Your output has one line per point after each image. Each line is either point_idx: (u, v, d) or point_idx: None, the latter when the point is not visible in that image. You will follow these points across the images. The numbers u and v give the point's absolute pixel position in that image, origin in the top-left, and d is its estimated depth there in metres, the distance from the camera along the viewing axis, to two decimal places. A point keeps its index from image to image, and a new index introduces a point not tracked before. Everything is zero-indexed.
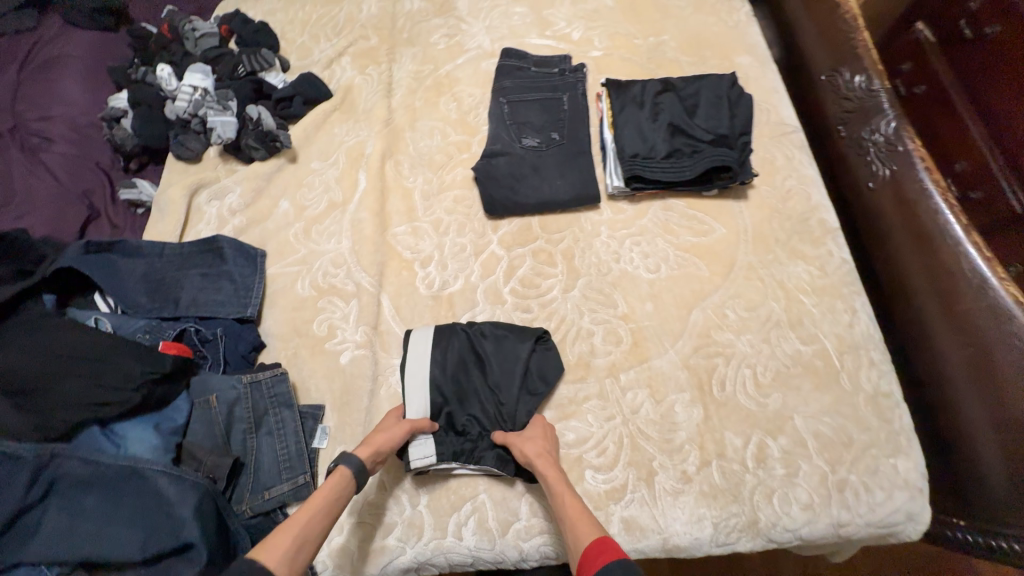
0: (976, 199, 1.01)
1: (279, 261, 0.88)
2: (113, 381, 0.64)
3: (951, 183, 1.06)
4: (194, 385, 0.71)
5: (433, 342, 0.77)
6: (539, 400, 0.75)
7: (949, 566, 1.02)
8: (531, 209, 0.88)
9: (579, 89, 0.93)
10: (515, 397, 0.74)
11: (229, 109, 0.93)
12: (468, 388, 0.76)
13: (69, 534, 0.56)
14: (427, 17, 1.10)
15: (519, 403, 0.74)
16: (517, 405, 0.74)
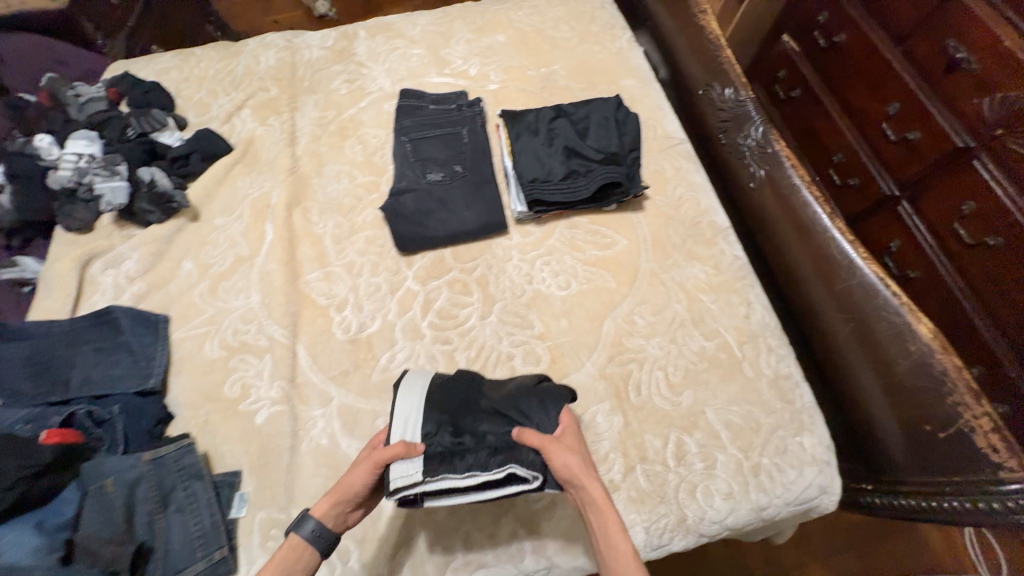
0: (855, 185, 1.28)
1: (184, 324, 0.84)
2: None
3: (834, 172, 1.34)
4: (86, 472, 0.66)
5: (429, 379, 0.70)
6: (562, 406, 0.67)
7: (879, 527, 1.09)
8: (442, 242, 0.89)
9: (477, 122, 0.97)
10: (537, 406, 0.67)
11: (119, 173, 0.89)
12: (481, 411, 0.67)
13: None
14: (327, 65, 1.12)
15: (530, 401, 0.67)
16: (539, 407, 0.67)
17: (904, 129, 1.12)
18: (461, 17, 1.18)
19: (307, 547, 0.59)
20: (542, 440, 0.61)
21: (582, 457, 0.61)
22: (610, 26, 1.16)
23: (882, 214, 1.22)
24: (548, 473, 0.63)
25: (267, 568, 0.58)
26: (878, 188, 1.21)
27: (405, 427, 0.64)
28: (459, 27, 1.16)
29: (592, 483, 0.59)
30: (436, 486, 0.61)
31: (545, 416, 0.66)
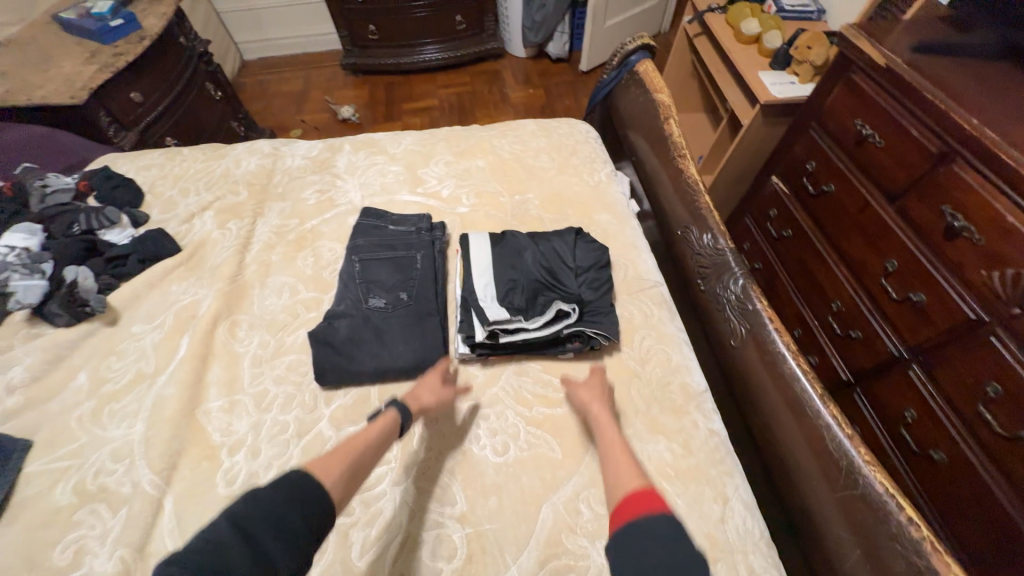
0: (858, 336, 1.16)
1: (45, 454, 0.71)
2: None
3: (836, 320, 1.22)
4: None
5: (491, 244, 0.89)
6: (598, 274, 0.87)
7: None
8: (369, 379, 0.78)
9: (436, 248, 0.92)
10: (576, 270, 0.86)
11: (41, 271, 0.84)
12: (531, 265, 0.86)
13: None
14: (305, 174, 1.13)
15: (566, 250, 0.89)
16: (577, 274, 0.86)
17: (908, 288, 1.02)
18: (445, 139, 1.20)
19: (392, 427, 0.65)
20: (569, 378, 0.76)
21: (596, 392, 0.72)
22: (590, 159, 1.16)
23: (893, 373, 1.07)
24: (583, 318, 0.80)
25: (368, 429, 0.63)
26: (886, 347, 1.08)
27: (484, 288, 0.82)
28: (441, 149, 1.18)
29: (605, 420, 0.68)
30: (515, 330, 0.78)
31: (594, 280, 0.86)
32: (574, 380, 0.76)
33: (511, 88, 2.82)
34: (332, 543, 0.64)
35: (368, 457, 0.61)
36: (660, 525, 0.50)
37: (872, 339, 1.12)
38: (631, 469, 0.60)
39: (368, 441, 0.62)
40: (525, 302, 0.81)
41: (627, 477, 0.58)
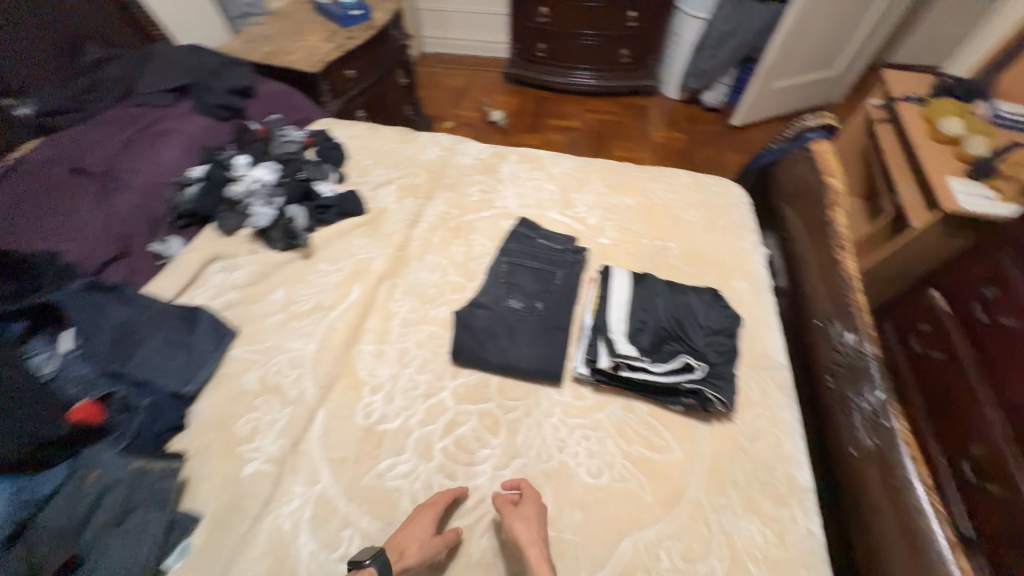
0: (990, 490, 1.00)
1: (245, 344, 0.91)
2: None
3: (967, 465, 1.06)
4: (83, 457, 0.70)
5: (632, 281, 0.93)
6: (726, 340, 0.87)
7: None
8: (493, 368, 0.87)
9: (576, 270, 0.99)
10: (706, 331, 0.87)
11: (273, 204, 1.07)
12: (664, 312, 0.89)
13: None
14: (472, 173, 1.28)
15: (702, 309, 0.90)
16: (707, 334, 0.87)
17: None
18: (600, 172, 1.28)
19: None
20: (503, 507, 0.70)
21: (533, 531, 0.66)
22: (738, 224, 1.16)
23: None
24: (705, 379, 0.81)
25: None
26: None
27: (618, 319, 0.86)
28: (594, 180, 1.26)
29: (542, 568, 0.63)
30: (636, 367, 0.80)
31: (722, 345, 0.86)
32: (512, 504, 0.71)
33: (653, 126, 2.85)
34: None
35: None
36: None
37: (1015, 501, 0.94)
38: None
39: None
40: (649, 345, 0.85)
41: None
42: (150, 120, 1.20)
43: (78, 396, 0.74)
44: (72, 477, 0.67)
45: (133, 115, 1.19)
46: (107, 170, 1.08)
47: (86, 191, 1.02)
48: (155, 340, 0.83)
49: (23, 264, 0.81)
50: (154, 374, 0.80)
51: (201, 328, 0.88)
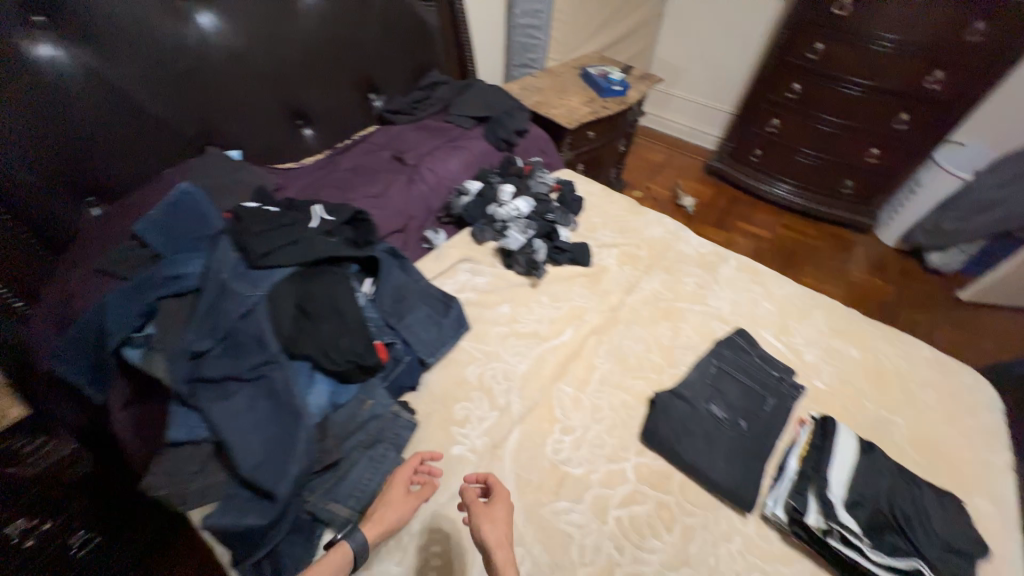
0: None
1: (472, 341, 1.06)
2: (328, 350, 0.82)
3: None
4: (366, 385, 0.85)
5: (859, 448, 0.86)
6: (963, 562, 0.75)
7: None
8: (682, 465, 0.88)
9: (789, 404, 0.96)
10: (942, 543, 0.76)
11: (525, 234, 1.25)
12: (893, 497, 0.80)
13: (235, 419, 0.71)
14: (691, 264, 1.33)
15: (940, 515, 0.79)
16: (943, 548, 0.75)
17: None
18: (825, 309, 1.23)
19: (348, 561, 0.67)
20: (473, 503, 0.73)
21: (501, 536, 0.70)
22: (988, 431, 1.00)
23: None
24: None
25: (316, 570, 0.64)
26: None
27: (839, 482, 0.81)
28: (817, 316, 1.21)
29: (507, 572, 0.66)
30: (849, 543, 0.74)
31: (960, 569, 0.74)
32: (479, 504, 0.74)
33: (854, 266, 2.61)
34: (600, 563, 0.76)
35: None
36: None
37: None
38: None
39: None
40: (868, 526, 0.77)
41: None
42: (452, 136, 1.53)
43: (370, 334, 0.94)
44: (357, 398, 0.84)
45: (444, 130, 1.54)
46: (415, 166, 1.41)
47: (400, 178, 1.36)
48: (420, 311, 1.03)
49: (369, 220, 1.04)
50: (414, 337, 0.98)
51: (450, 313, 1.05)
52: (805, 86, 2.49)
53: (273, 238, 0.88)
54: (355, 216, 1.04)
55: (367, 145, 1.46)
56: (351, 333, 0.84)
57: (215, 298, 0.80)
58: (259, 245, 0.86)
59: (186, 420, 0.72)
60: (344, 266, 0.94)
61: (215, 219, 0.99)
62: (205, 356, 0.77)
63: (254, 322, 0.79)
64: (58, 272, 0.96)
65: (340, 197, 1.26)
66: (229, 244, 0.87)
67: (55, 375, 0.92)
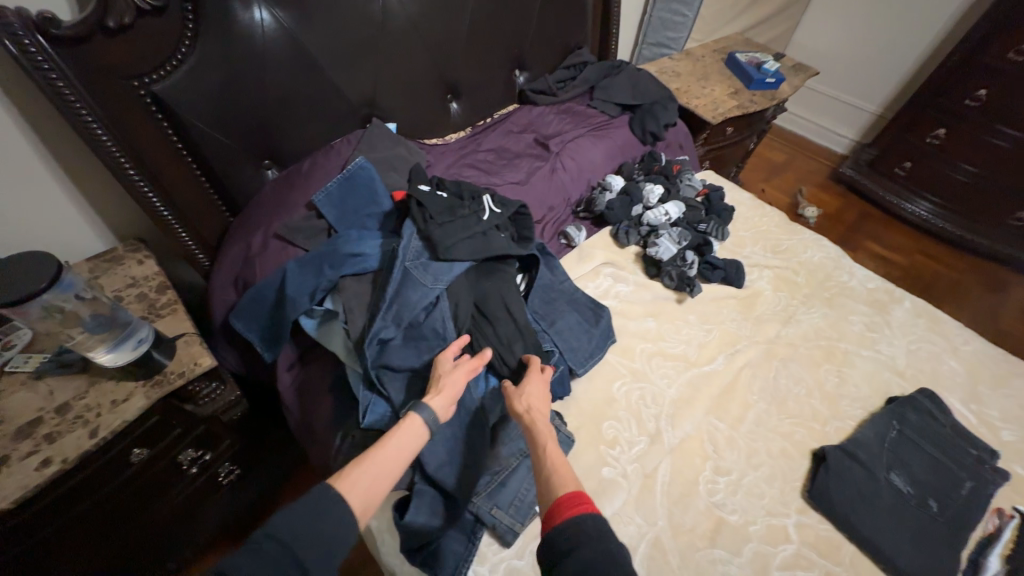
0: None
1: (618, 355, 1.01)
2: (501, 353, 0.84)
3: None
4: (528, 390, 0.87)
5: None
6: None
7: None
8: (856, 538, 0.79)
9: (989, 491, 0.83)
10: None
11: (677, 244, 1.15)
12: None
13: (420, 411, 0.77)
14: (857, 300, 1.18)
15: None
16: None
17: None
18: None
19: (423, 432, 0.63)
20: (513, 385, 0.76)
21: (535, 399, 0.73)
22: None
23: None
24: None
25: (385, 444, 0.60)
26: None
27: None
28: (1016, 385, 1.03)
29: (540, 421, 0.69)
30: None
31: None
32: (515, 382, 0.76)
33: (1007, 311, 2.25)
34: None
35: (398, 460, 0.60)
36: (589, 526, 0.54)
37: None
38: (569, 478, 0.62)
39: (400, 450, 0.61)
40: None
41: (568, 483, 0.60)
42: (595, 124, 1.43)
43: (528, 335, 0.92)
44: None
45: (588, 116, 1.45)
46: (559, 152, 1.33)
47: (544, 165, 1.28)
48: (572, 317, 0.99)
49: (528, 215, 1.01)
50: (567, 344, 0.95)
51: (600, 324, 1.00)
52: (993, 93, 2.08)
53: (453, 230, 0.90)
54: (518, 209, 1.01)
55: (507, 126, 1.40)
56: (522, 338, 0.86)
57: (401, 285, 0.83)
58: (444, 238, 0.87)
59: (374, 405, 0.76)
60: (508, 265, 0.94)
61: (382, 197, 0.99)
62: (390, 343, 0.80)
63: (437, 315, 0.84)
64: (237, 234, 1.01)
65: (486, 182, 1.22)
66: (412, 231, 0.89)
67: (233, 328, 0.99)
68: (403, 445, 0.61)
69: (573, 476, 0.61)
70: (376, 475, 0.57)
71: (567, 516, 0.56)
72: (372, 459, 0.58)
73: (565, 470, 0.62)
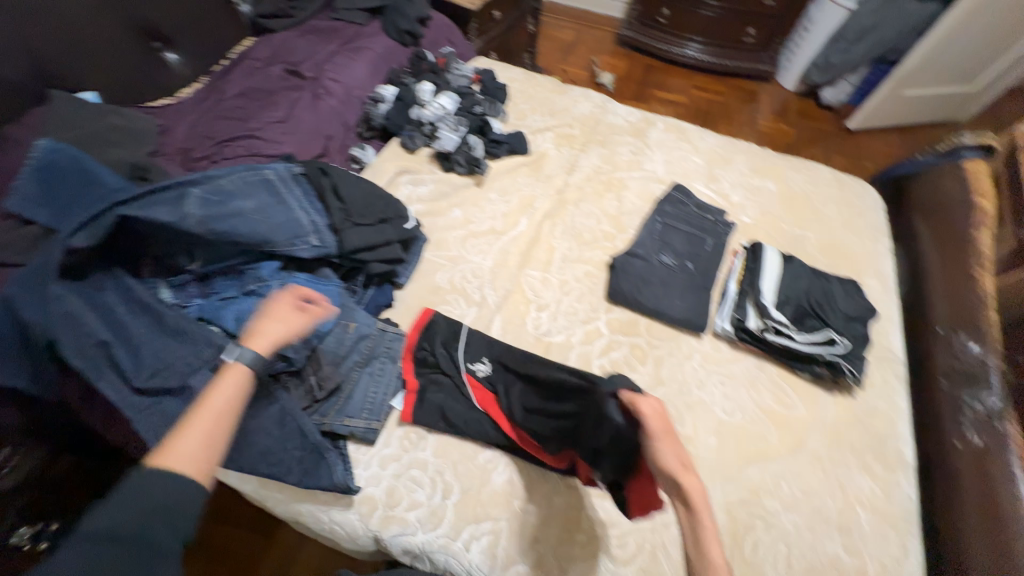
0: None
1: (434, 250, 1.06)
2: None
3: None
4: (334, 338, 0.81)
5: (781, 261, 1.02)
6: (860, 326, 0.95)
7: None
8: (645, 311, 1.00)
9: (723, 240, 1.09)
10: (846, 319, 0.95)
11: (458, 131, 1.20)
12: (816, 297, 0.97)
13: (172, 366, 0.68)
14: (622, 134, 1.35)
15: (837, 290, 0.99)
16: (847, 318, 0.95)
17: None
18: (744, 154, 1.33)
19: (246, 373, 0.59)
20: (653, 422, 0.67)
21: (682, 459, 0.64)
22: (876, 229, 1.20)
23: None
24: (845, 352, 0.90)
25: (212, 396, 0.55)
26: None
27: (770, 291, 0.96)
28: (738, 160, 1.32)
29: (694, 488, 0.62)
30: (790, 342, 0.91)
31: (857, 329, 0.94)
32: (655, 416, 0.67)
33: (760, 114, 2.78)
34: None
35: (229, 417, 0.55)
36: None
37: None
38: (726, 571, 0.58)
39: (224, 402, 0.56)
40: (795, 318, 0.95)
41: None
42: (347, 36, 1.35)
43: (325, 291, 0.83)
44: (336, 321, 0.82)
45: (337, 30, 1.36)
46: (316, 76, 1.24)
47: (303, 95, 1.20)
48: (370, 222, 0.87)
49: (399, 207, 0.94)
50: (360, 246, 0.85)
51: (405, 223, 0.93)
52: None
53: (350, 199, 0.86)
54: (394, 203, 0.94)
55: (250, 63, 1.25)
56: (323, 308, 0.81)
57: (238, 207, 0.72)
58: (340, 199, 0.84)
59: (148, 419, 0.65)
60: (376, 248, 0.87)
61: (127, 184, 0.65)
62: (145, 342, 0.67)
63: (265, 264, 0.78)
64: None
65: (242, 129, 1.11)
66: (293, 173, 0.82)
67: None
68: (232, 402, 0.57)
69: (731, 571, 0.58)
70: (205, 439, 0.52)
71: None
72: (196, 423, 0.52)
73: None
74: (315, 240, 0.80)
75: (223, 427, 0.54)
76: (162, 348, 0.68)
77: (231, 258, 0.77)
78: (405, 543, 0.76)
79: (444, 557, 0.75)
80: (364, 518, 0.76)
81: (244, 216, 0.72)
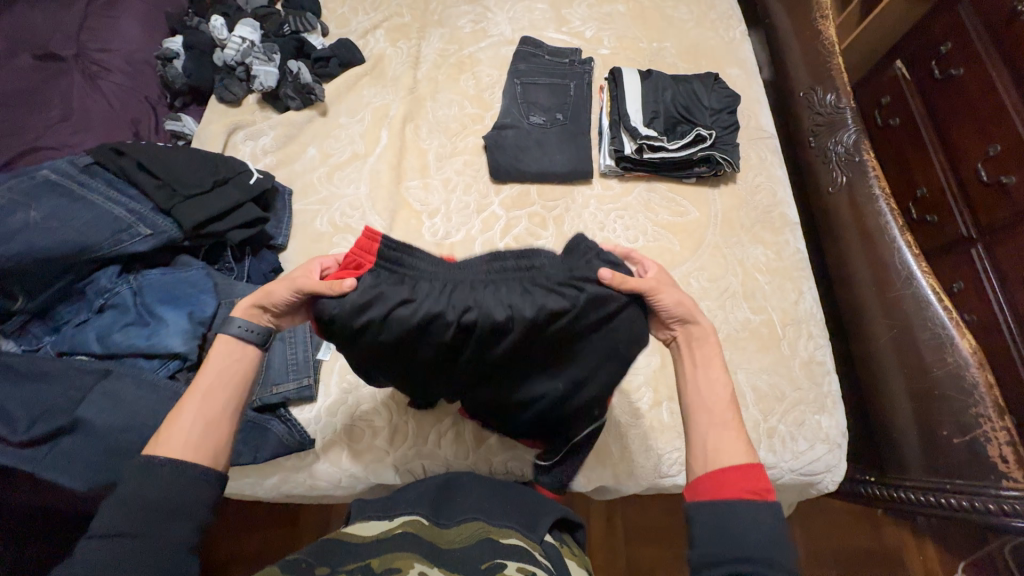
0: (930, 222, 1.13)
1: (303, 198, 0.97)
2: (176, 308, 0.73)
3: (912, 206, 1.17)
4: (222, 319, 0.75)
5: (641, 80, 1.01)
6: (726, 115, 0.97)
7: (858, 526, 1.21)
8: (531, 178, 0.98)
9: (586, 80, 1.06)
10: (713, 113, 0.97)
11: (274, 61, 1.05)
12: (681, 104, 0.98)
13: (52, 407, 0.63)
14: (457, 4, 1.20)
15: (700, 88, 1.00)
16: (713, 112, 0.97)
17: (1003, 170, 0.97)
18: None
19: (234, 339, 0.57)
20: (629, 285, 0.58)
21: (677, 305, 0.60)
22: (728, 16, 1.17)
23: (951, 256, 1.07)
24: (716, 144, 0.93)
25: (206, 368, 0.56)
26: (955, 230, 1.06)
27: (635, 114, 0.96)
28: None
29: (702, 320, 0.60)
30: (664, 156, 0.94)
31: (724, 118, 0.97)
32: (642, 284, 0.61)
33: None
34: None
35: (226, 391, 0.55)
36: (760, 518, 0.49)
37: (943, 224, 1.09)
38: (735, 436, 0.55)
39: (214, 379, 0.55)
40: (667, 130, 0.97)
41: (734, 448, 0.53)
42: None
43: (191, 279, 0.76)
44: (219, 303, 0.75)
45: None
46: (79, 53, 1.04)
47: (75, 79, 1.00)
48: (203, 189, 0.77)
49: (239, 163, 0.84)
50: (203, 219, 0.76)
51: (251, 178, 0.83)
52: None
53: (166, 171, 0.76)
54: (232, 161, 0.83)
55: None
56: (194, 299, 0.74)
57: (29, 223, 0.65)
58: (154, 177, 0.75)
59: (51, 466, 0.62)
60: (227, 216, 0.79)
61: None
62: (7, 398, 0.62)
63: (109, 276, 0.72)
64: None
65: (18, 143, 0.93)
66: (89, 168, 0.73)
67: None
68: (224, 372, 0.56)
69: (745, 440, 0.54)
70: (193, 417, 0.52)
71: (740, 492, 0.50)
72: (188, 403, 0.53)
73: (733, 431, 0.55)
74: (144, 228, 0.72)
75: (222, 393, 0.55)
76: (29, 396, 0.63)
77: (59, 280, 0.69)
78: (382, 466, 0.80)
79: (421, 461, 0.80)
80: (337, 463, 0.80)
81: (35, 229, 0.65)
